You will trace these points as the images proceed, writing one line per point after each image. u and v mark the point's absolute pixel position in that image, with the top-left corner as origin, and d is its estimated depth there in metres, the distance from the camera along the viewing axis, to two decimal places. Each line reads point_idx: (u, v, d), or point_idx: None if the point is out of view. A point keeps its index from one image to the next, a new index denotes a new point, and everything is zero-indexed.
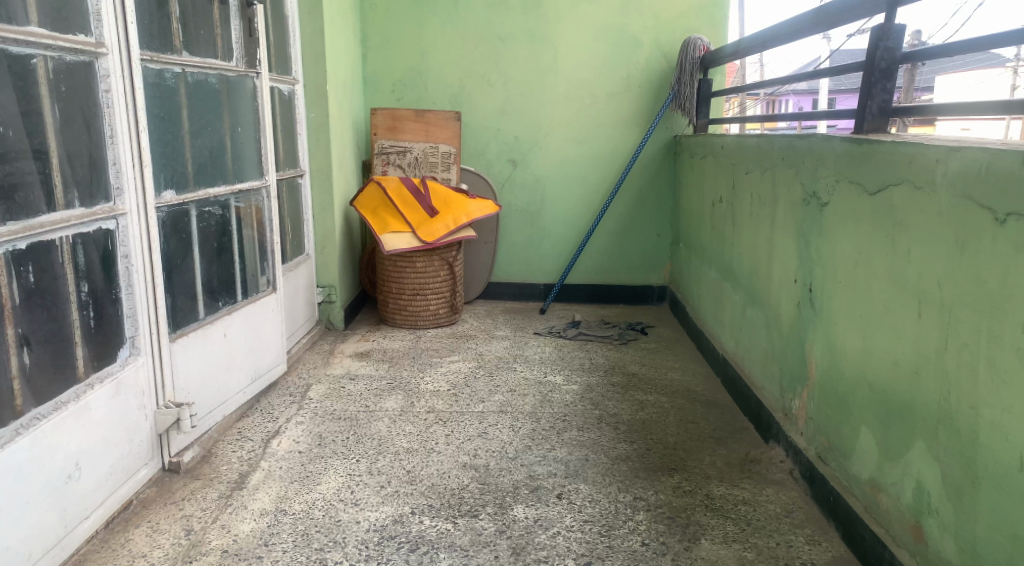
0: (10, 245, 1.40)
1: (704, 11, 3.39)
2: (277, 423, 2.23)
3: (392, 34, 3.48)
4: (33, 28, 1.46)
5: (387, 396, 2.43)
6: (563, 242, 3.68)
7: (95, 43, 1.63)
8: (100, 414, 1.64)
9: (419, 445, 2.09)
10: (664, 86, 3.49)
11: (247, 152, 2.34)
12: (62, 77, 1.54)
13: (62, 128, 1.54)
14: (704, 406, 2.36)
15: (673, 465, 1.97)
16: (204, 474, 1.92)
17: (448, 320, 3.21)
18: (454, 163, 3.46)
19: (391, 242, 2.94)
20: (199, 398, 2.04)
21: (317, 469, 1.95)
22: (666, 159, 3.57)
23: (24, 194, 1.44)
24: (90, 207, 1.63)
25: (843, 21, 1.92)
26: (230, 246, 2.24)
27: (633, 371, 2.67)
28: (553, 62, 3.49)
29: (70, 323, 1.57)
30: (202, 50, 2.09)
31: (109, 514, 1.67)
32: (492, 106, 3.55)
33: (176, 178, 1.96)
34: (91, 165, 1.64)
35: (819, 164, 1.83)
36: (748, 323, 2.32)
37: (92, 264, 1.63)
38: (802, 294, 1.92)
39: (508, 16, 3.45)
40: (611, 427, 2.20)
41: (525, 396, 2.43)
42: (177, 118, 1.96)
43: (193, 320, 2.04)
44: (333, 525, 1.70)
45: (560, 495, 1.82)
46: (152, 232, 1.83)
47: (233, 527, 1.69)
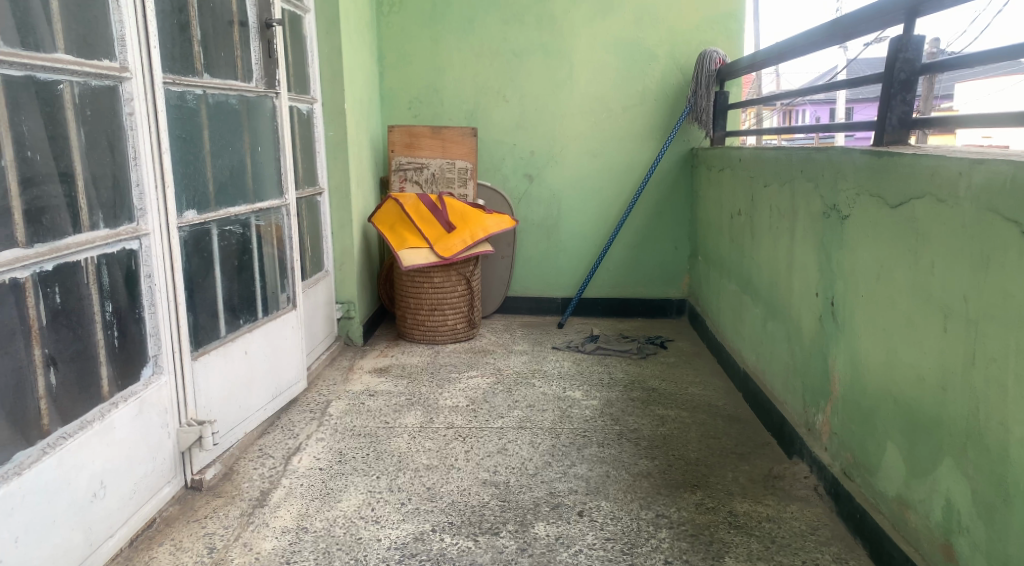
0: (38, 266, 1.42)
1: (719, 23, 3.39)
2: (298, 440, 2.24)
3: (408, 51, 3.51)
4: (60, 55, 1.49)
5: (406, 412, 2.43)
6: (580, 256, 3.68)
7: (119, 67, 1.67)
8: (124, 432, 1.66)
9: (439, 461, 2.08)
10: (680, 98, 3.49)
11: (267, 172, 2.36)
12: (87, 101, 1.57)
13: (87, 151, 1.57)
14: (725, 421, 2.33)
15: (695, 481, 1.95)
16: (226, 492, 1.93)
17: (466, 335, 3.21)
18: (471, 178, 3.46)
19: (409, 258, 2.95)
20: (220, 416, 2.06)
21: (338, 486, 1.95)
22: (683, 172, 3.56)
23: (51, 216, 1.47)
24: (114, 228, 1.66)
25: (858, 33, 1.92)
26: (251, 264, 2.26)
27: (653, 386, 2.65)
28: (568, 76, 3.50)
29: (95, 342, 1.59)
30: (223, 71, 2.12)
31: (133, 532, 1.69)
32: (508, 120, 3.56)
33: (198, 198, 1.99)
34: (115, 186, 1.67)
35: (839, 177, 1.81)
36: (769, 336, 2.30)
37: (116, 283, 1.66)
38: (824, 307, 1.90)
39: (523, 31, 3.47)
40: (632, 442, 2.18)
41: (544, 412, 2.42)
42: (198, 139, 1.99)
43: (215, 338, 2.06)
44: (354, 542, 1.70)
45: (581, 512, 1.81)
46: (174, 251, 1.85)
47: (255, 544, 1.69)
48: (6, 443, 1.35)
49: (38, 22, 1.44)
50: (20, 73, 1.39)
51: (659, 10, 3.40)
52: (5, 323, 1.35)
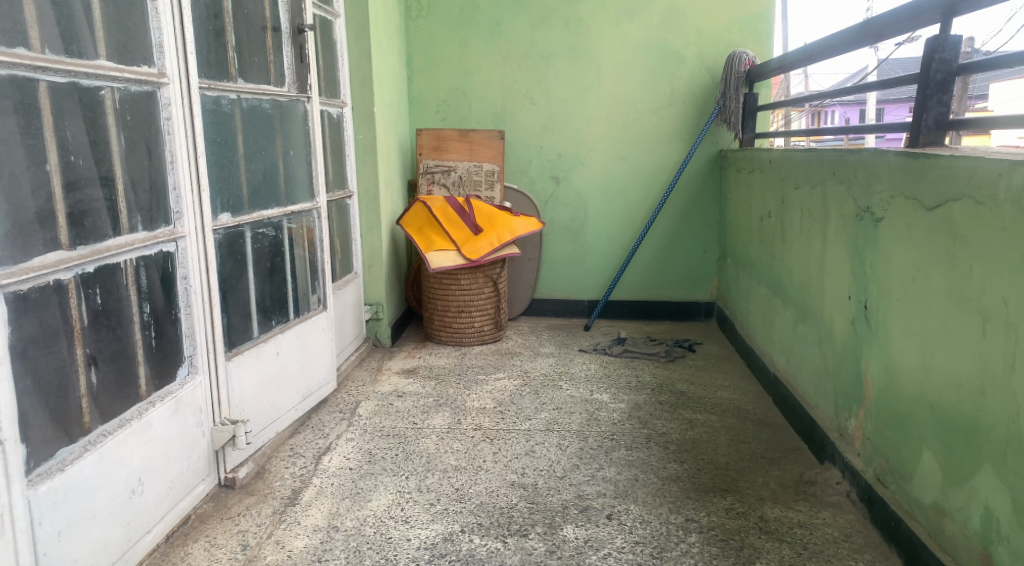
0: (79, 268, 1.46)
1: (748, 25, 3.37)
2: (328, 440, 2.26)
3: (436, 55, 3.54)
4: (101, 61, 1.53)
5: (434, 413, 2.44)
6: (607, 259, 3.67)
7: (157, 73, 1.71)
8: (161, 431, 1.69)
9: (467, 462, 2.09)
10: (708, 100, 3.47)
11: (299, 175, 2.39)
12: (127, 107, 1.61)
13: (126, 155, 1.61)
14: (755, 425, 2.31)
15: (725, 486, 1.93)
16: (258, 490, 1.96)
17: (493, 337, 3.22)
18: (498, 181, 3.47)
19: (436, 260, 2.97)
20: (253, 415, 2.09)
21: (367, 486, 1.97)
22: (712, 174, 3.53)
23: (93, 219, 1.50)
24: (151, 230, 1.69)
25: (890, 33, 1.92)
26: (283, 267, 2.29)
27: (681, 390, 2.64)
28: (596, 78, 3.50)
29: (133, 342, 1.62)
30: (256, 76, 2.16)
31: (169, 528, 1.72)
32: (535, 123, 3.57)
33: (232, 201, 2.02)
34: (152, 190, 1.70)
35: (872, 179, 1.79)
36: (800, 340, 2.27)
37: (153, 284, 1.69)
38: (857, 310, 1.87)
39: (550, 34, 3.47)
40: (661, 446, 2.18)
41: (571, 414, 2.42)
42: (232, 143, 2.02)
43: (247, 338, 2.09)
44: (384, 542, 1.71)
45: (610, 515, 1.81)
46: (208, 253, 1.88)
47: (287, 542, 1.72)
48: (49, 440, 1.39)
49: (81, 31, 1.48)
50: (64, 79, 1.43)
51: (687, 12, 3.39)
52: (49, 323, 1.38)
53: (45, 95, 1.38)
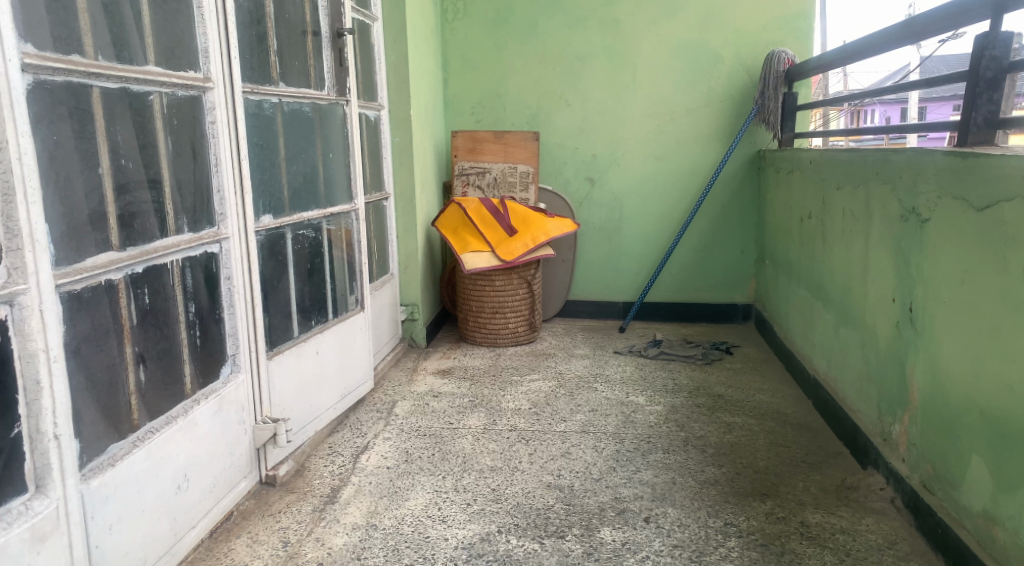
0: (129, 268, 1.50)
1: (787, 23, 3.32)
2: (366, 439, 2.29)
3: (471, 58, 3.57)
4: (150, 67, 1.57)
5: (470, 413, 2.46)
6: (642, 260, 3.65)
7: (203, 78, 1.74)
8: (205, 428, 1.73)
9: (503, 463, 2.10)
10: (745, 100, 3.43)
11: (338, 177, 2.43)
12: (174, 111, 1.65)
13: (173, 159, 1.65)
14: (795, 429, 2.28)
15: (765, 490, 1.91)
16: (298, 488, 1.99)
17: (527, 339, 3.22)
18: (533, 182, 3.47)
19: (471, 262, 2.98)
20: (293, 414, 2.12)
21: (405, 485, 1.99)
22: (749, 175, 3.49)
23: (141, 221, 1.54)
24: (197, 232, 1.73)
25: (931, 32, 1.89)
26: (322, 267, 2.32)
27: (718, 393, 2.61)
28: (631, 79, 3.49)
29: (179, 341, 1.66)
30: (297, 80, 2.19)
31: (213, 524, 1.76)
32: (570, 125, 3.57)
33: (273, 203, 2.06)
34: (198, 192, 1.74)
35: (918, 179, 1.76)
36: (841, 344, 2.23)
37: (198, 284, 1.73)
38: (901, 313, 1.83)
39: (586, 35, 3.47)
40: (698, 449, 2.16)
41: (607, 416, 2.41)
42: (274, 146, 2.06)
43: (288, 338, 2.12)
44: (422, 541, 1.73)
45: (647, 518, 1.80)
46: (251, 254, 1.92)
47: (327, 540, 1.74)
48: (100, 436, 1.43)
49: (132, 38, 1.52)
50: (116, 85, 1.47)
51: (725, 11, 3.36)
52: (100, 322, 1.42)
53: (97, 101, 1.42)
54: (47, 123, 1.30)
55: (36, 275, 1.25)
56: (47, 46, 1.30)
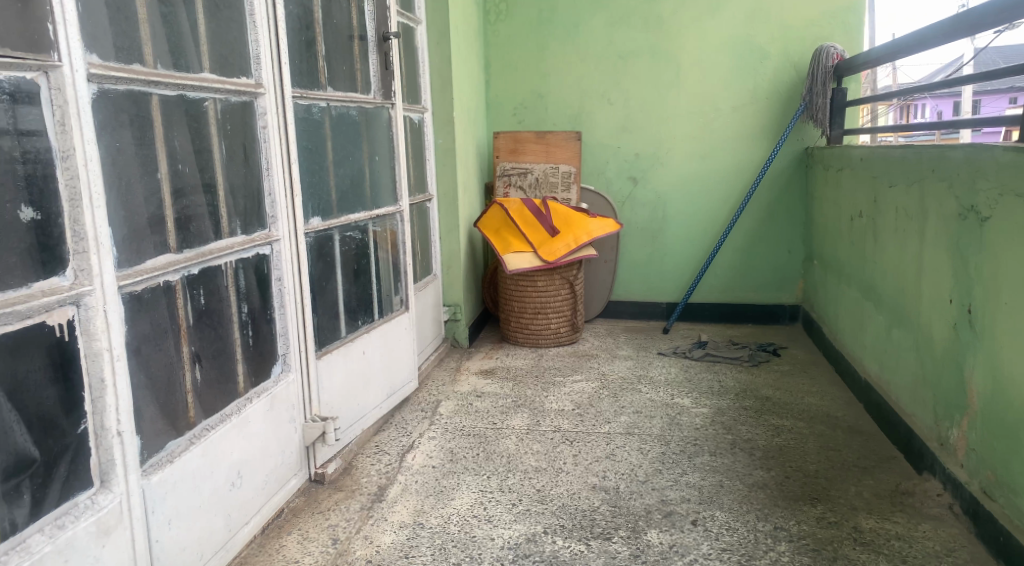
0: (186, 270, 1.54)
1: (836, 18, 3.25)
2: (411, 438, 2.31)
3: (513, 59, 3.58)
4: (205, 74, 1.61)
5: (513, 414, 2.46)
6: (685, 260, 3.61)
7: (255, 83, 1.78)
8: (258, 426, 1.77)
9: (548, 464, 2.10)
10: (792, 97, 3.37)
11: (384, 179, 2.46)
12: (227, 117, 1.69)
13: (227, 163, 1.69)
14: (846, 433, 2.23)
15: (816, 494, 1.87)
16: (346, 486, 2.03)
17: (569, 339, 3.22)
18: (574, 182, 3.46)
19: (514, 262, 3.00)
20: (341, 413, 2.16)
21: (451, 485, 2.00)
22: (796, 173, 3.43)
23: (197, 224, 1.59)
24: (249, 234, 1.77)
25: (986, 27, 1.84)
26: (368, 269, 2.36)
27: (766, 395, 2.57)
28: (675, 77, 3.45)
29: (232, 341, 1.70)
30: (345, 85, 2.23)
31: (265, 520, 1.80)
32: (612, 124, 3.55)
33: (322, 206, 2.09)
34: (250, 196, 1.78)
35: (977, 176, 1.70)
36: (894, 346, 2.18)
37: (251, 285, 1.77)
38: (959, 315, 1.78)
39: (628, 34, 3.45)
40: (746, 452, 2.13)
41: (652, 418, 2.39)
42: (322, 149, 2.10)
43: (336, 338, 2.16)
44: (469, 540, 1.74)
45: (695, 521, 1.78)
46: (301, 256, 1.96)
47: (375, 538, 1.77)
48: (159, 432, 1.47)
49: (188, 46, 1.56)
50: (173, 92, 1.51)
51: (771, 6, 3.30)
52: (159, 322, 1.46)
53: (156, 108, 1.46)
54: (110, 130, 1.35)
55: (101, 277, 1.29)
56: (111, 56, 1.34)
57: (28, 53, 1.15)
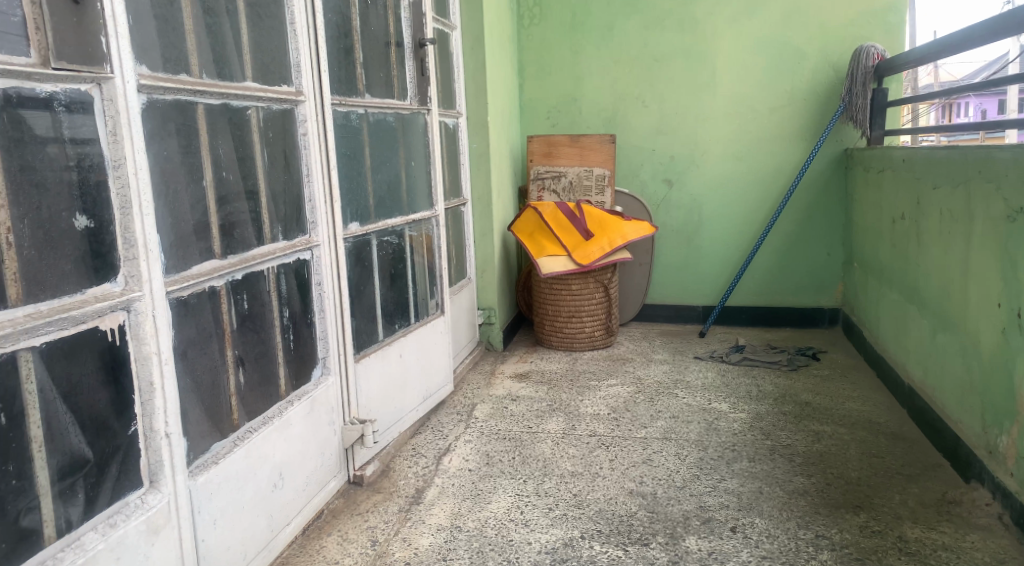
0: (230, 275, 1.57)
1: (877, 16, 3.19)
2: (447, 441, 2.33)
3: (546, 62, 3.59)
4: (248, 83, 1.65)
5: (548, 418, 2.46)
6: (721, 263, 3.58)
7: (295, 91, 1.82)
8: (299, 429, 1.80)
9: (584, 468, 2.10)
10: (831, 97, 3.32)
11: (420, 184, 2.48)
12: (269, 124, 1.73)
13: (268, 170, 1.72)
14: (889, 439, 2.19)
15: (858, 502, 1.84)
16: (384, 488, 2.05)
17: (604, 343, 3.21)
18: (609, 185, 3.42)
19: (548, 266, 3.00)
20: (379, 415, 2.18)
21: (487, 488, 2.01)
22: (835, 174, 3.37)
23: (241, 230, 1.62)
24: (290, 240, 1.80)
25: None
26: (405, 273, 2.38)
27: (806, 400, 2.53)
28: (711, 78, 3.42)
29: (274, 344, 1.74)
30: (382, 91, 2.26)
31: (306, 521, 1.83)
32: (646, 126, 3.53)
33: (360, 211, 2.12)
34: (291, 202, 1.81)
35: None
36: (939, 351, 2.13)
37: (292, 290, 1.80)
38: (1008, 320, 1.73)
39: (663, 36, 3.43)
40: (786, 458, 2.10)
41: (689, 423, 2.37)
42: (360, 155, 2.13)
43: (374, 341, 2.19)
44: (506, 544, 1.75)
45: (734, 528, 1.76)
46: (340, 261, 1.99)
47: (413, 540, 1.78)
48: (205, 434, 1.50)
49: (232, 56, 1.60)
50: (218, 102, 1.55)
51: (809, 6, 3.26)
52: (204, 326, 1.50)
53: (202, 117, 1.50)
54: (159, 140, 1.38)
55: (150, 283, 1.33)
56: (159, 67, 1.38)
57: (84, 66, 1.19)
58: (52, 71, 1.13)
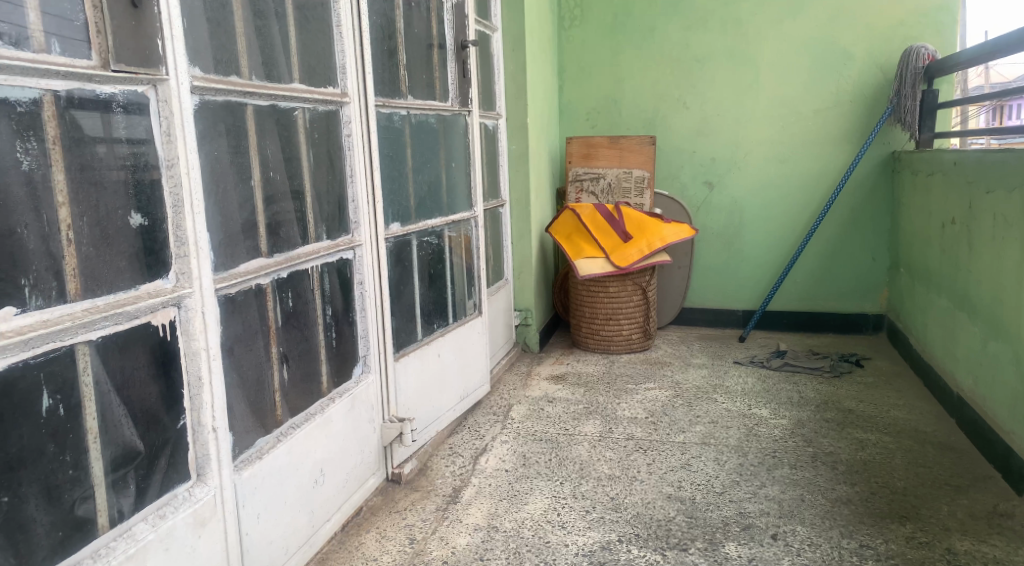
0: (276, 273, 1.60)
1: (927, 16, 3.12)
2: (484, 441, 2.34)
3: (587, 64, 3.58)
4: (295, 85, 1.67)
5: (585, 420, 2.45)
6: (761, 267, 3.53)
7: (340, 93, 1.84)
8: (339, 426, 1.82)
9: (622, 472, 2.08)
10: (878, 98, 3.25)
11: (460, 185, 2.50)
12: (316, 125, 1.75)
13: (314, 170, 1.75)
14: (937, 449, 2.13)
15: (904, 512, 1.79)
16: (422, 486, 2.07)
17: (641, 346, 3.18)
18: (648, 188, 3.39)
19: (585, 268, 3.00)
20: (418, 414, 2.20)
21: (524, 489, 2.01)
22: (881, 177, 3.30)
23: (286, 230, 1.64)
24: (334, 239, 1.83)
25: None
26: (443, 273, 2.40)
27: (850, 408, 2.48)
28: (753, 80, 3.38)
29: (317, 342, 1.76)
30: (423, 92, 2.27)
31: (345, 518, 1.85)
32: (686, 128, 3.50)
33: (401, 212, 2.14)
34: (336, 202, 1.84)
35: None
36: (991, 358, 2.07)
37: (335, 289, 1.83)
38: None
39: (705, 37, 3.40)
40: (829, 466, 2.05)
41: (728, 429, 2.34)
42: (402, 156, 2.15)
43: (413, 341, 2.21)
44: (543, 545, 1.74)
45: (775, 535, 1.73)
46: (381, 261, 2.01)
47: (451, 539, 1.79)
48: (249, 430, 1.53)
49: (280, 59, 1.63)
50: (266, 103, 1.58)
51: (857, 6, 3.20)
52: (250, 323, 1.52)
53: (251, 118, 1.53)
54: (210, 140, 1.41)
55: (200, 280, 1.36)
56: (211, 69, 1.41)
57: (141, 68, 1.22)
58: (111, 73, 1.17)
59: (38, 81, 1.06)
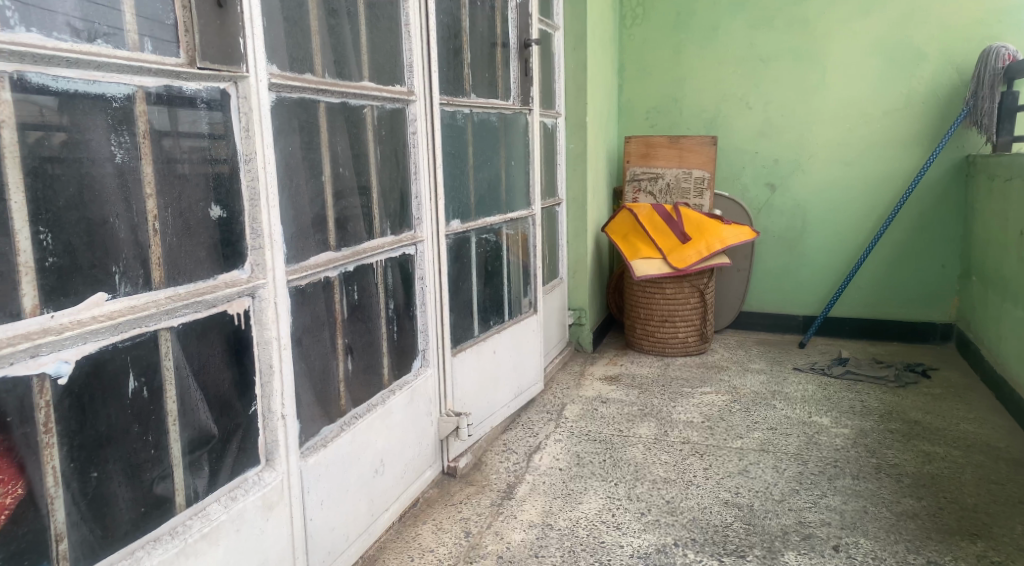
0: (343, 267, 1.64)
1: (1008, 16, 3.00)
2: (538, 439, 2.35)
3: (648, 63, 3.56)
4: (365, 83, 1.71)
5: (639, 422, 2.44)
6: (822, 271, 3.45)
7: (407, 91, 1.87)
8: (399, 417, 1.86)
9: (677, 476, 2.06)
10: (953, 100, 3.14)
11: (518, 184, 2.51)
12: (384, 122, 1.79)
13: (381, 166, 1.78)
14: (1010, 466, 2.05)
15: (974, 530, 1.73)
16: (477, 481, 2.09)
17: (697, 349, 3.15)
18: (708, 188, 3.36)
19: (642, 268, 2.98)
20: (473, 409, 2.23)
21: (578, 488, 2.01)
22: (954, 181, 3.19)
23: (353, 225, 1.68)
24: (398, 235, 1.86)
25: None
26: (500, 270, 2.41)
27: (916, 419, 2.40)
28: (820, 80, 3.31)
29: (380, 335, 1.80)
30: (486, 91, 2.29)
31: (403, 509, 1.88)
32: (748, 128, 3.45)
33: (462, 209, 2.17)
34: (400, 198, 1.87)
35: None
36: None
37: (397, 283, 1.86)
38: None
39: (770, 36, 3.34)
40: (893, 478, 2.00)
41: (788, 436, 2.30)
42: (464, 154, 2.17)
43: (470, 336, 2.23)
44: (598, 545, 1.74)
45: (837, 547, 1.69)
46: (441, 257, 2.04)
47: (505, 534, 1.81)
48: (315, 418, 1.57)
49: (352, 57, 1.66)
50: (338, 100, 1.61)
51: (934, 5, 3.09)
52: (318, 315, 1.56)
53: (323, 114, 1.57)
54: (286, 135, 1.46)
55: (273, 272, 1.39)
56: (287, 66, 1.45)
57: (224, 66, 1.26)
58: (197, 70, 1.21)
59: (132, 77, 1.11)
